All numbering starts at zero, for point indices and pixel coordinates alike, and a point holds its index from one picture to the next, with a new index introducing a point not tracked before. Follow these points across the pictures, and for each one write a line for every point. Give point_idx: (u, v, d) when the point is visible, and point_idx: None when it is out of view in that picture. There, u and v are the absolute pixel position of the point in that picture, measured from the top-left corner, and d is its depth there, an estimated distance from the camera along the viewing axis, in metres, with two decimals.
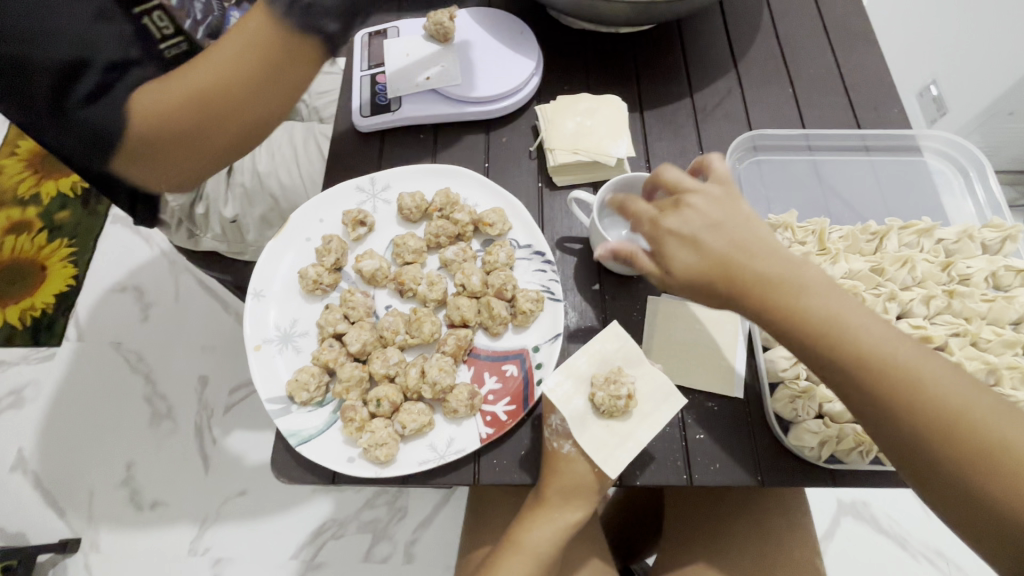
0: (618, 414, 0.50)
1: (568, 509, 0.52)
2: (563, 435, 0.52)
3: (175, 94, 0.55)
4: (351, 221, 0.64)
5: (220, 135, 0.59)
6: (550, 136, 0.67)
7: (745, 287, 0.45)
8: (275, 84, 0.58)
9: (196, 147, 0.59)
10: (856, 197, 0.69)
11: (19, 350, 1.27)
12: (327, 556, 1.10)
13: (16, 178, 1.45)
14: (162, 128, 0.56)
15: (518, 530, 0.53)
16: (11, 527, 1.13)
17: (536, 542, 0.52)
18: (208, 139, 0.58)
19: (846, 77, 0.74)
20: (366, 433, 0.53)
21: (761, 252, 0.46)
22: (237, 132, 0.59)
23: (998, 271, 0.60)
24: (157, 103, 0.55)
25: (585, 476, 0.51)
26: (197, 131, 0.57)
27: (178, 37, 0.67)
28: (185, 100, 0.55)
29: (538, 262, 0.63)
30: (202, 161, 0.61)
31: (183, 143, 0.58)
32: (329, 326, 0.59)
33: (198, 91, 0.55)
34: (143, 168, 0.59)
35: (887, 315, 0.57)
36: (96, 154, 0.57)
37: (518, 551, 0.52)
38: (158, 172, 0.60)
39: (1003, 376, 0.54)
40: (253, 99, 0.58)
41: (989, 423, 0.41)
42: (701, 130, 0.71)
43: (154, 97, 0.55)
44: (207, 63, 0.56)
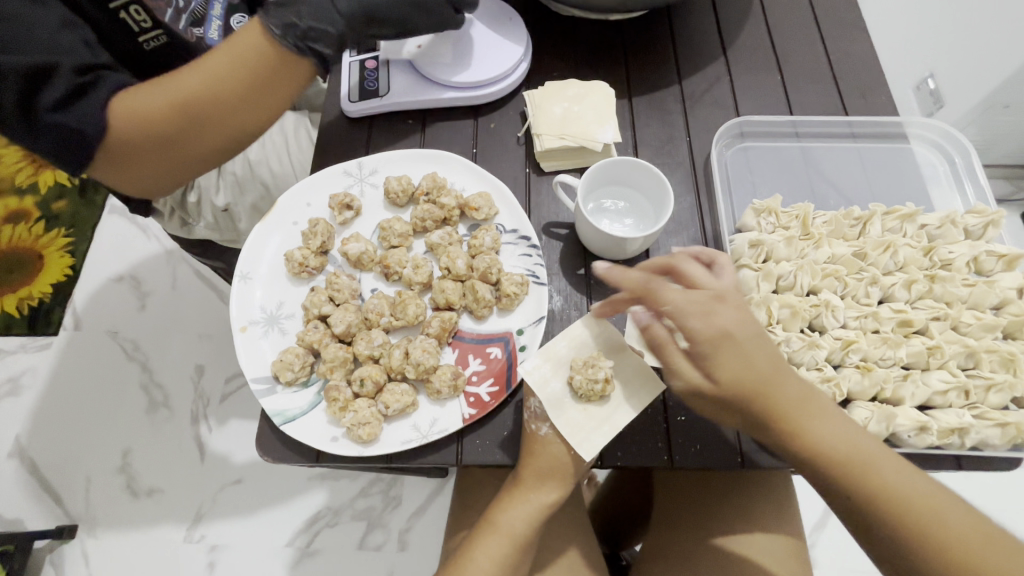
0: (594, 398, 0.50)
1: (545, 491, 0.53)
2: (541, 417, 0.52)
3: (163, 98, 0.55)
4: (337, 205, 0.64)
5: (202, 144, 0.59)
6: (538, 121, 0.68)
7: (775, 413, 0.45)
8: (263, 100, 0.59)
9: (183, 148, 0.58)
10: (842, 183, 0.69)
11: (17, 339, 1.28)
12: (321, 544, 1.11)
13: (13, 166, 1.45)
14: (139, 132, 0.55)
15: (495, 511, 0.54)
16: (8, 513, 1.14)
17: (515, 524, 0.53)
18: (188, 145, 0.58)
19: (835, 64, 0.74)
20: (349, 412, 0.54)
21: (789, 379, 0.46)
22: (216, 142, 0.60)
23: (980, 256, 0.60)
24: (138, 107, 0.54)
25: (561, 457, 0.52)
26: (178, 138, 0.57)
27: (158, 31, 0.67)
28: (168, 108, 0.55)
29: (524, 247, 0.63)
30: (181, 165, 0.60)
31: (171, 143, 0.57)
32: (314, 307, 0.59)
33: (183, 100, 0.55)
34: (125, 167, 0.58)
35: (869, 300, 0.59)
36: (70, 158, 0.54)
37: (495, 531, 0.53)
38: (139, 171, 0.59)
39: (982, 359, 0.55)
40: (240, 112, 0.59)
41: (950, 528, 0.42)
42: (689, 117, 0.72)
43: (144, 97, 0.55)
44: (197, 74, 0.56)
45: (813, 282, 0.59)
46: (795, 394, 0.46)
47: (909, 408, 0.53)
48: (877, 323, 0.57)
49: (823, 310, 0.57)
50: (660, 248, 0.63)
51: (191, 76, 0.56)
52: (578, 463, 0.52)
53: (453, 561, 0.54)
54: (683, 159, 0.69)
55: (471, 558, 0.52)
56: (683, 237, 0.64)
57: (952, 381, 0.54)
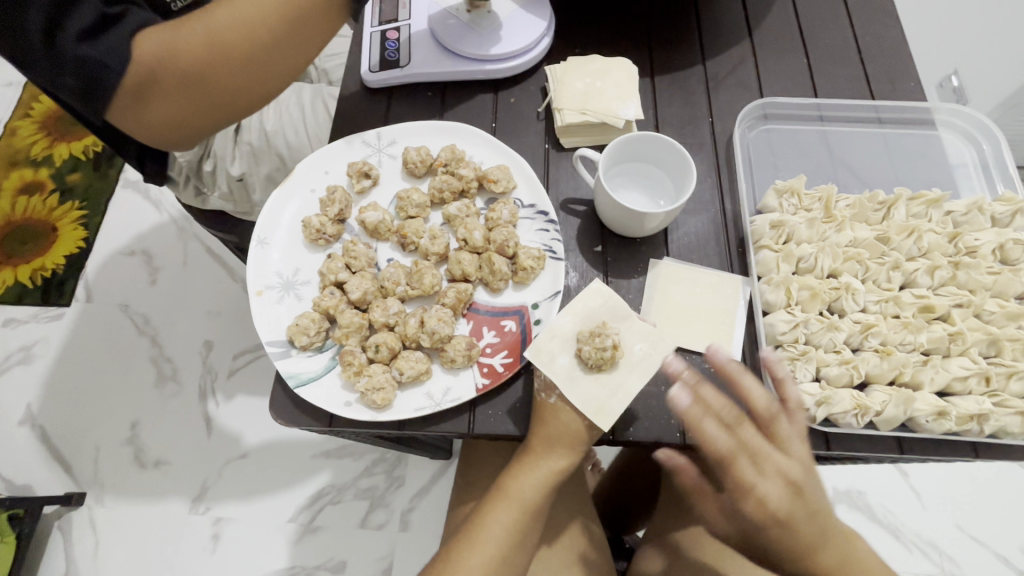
0: (605, 366, 0.51)
1: (555, 457, 0.52)
2: (550, 387, 0.52)
3: (191, 33, 0.53)
4: (355, 173, 0.64)
5: (230, 88, 0.57)
6: (559, 96, 0.67)
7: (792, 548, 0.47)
8: (295, 43, 0.58)
9: (206, 91, 0.56)
10: (865, 168, 0.68)
11: (29, 308, 1.29)
12: (324, 521, 1.12)
13: (29, 139, 1.46)
14: (172, 66, 0.53)
15: (506, 479, 0.54)
16: (18, 479, 1.15)
17: (523, 491, 0.53)
18: (219, 89, 0.57)
19: (863, 49, 0.73)
20: (364, 376, 0.54)
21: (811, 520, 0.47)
22: (246, 87, 0.58)
23: (1006, 243, 0.59)
24: (170, 44, 0.53)
25: (570, 423, 0.52)
26: (209, 80, 0.55)
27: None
28: (200, 45, 0.54)
29: (541, 222, 0.62)
30: (205, 112, 0.58)
31: (195, 83, 0.55)
32: (330, 273, 0.59)
33: (215, 39, 0.54)
34: (149, 110, 0.56)
35: (891, 285, 0.58)
36: (91, 93, 0.53)
37: (506, 498, 0.53)
38: (161, 116, 0.57)
39: (1005, 347, 0.55)
40: (271, 55, 0.57)
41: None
42: (713, 97, 0.71)
43: (169, 35, 0.53)
44: (228, 12, 0.54)
45: (834, 265, 0.58)
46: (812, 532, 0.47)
47: (928, 393, 0.53)
48: (897, 308, 0.57)
49: (843, 293, 0.57)
50: (679, 227, 0.63)
51: (221, 15, 0.54)
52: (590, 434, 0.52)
53: (462, 530, 0.53)
54: (706, 140, 0.68)
55: (481, 526, 0.52)
56: (703, 217, 0.63)
57: (973, 367, 0.54)
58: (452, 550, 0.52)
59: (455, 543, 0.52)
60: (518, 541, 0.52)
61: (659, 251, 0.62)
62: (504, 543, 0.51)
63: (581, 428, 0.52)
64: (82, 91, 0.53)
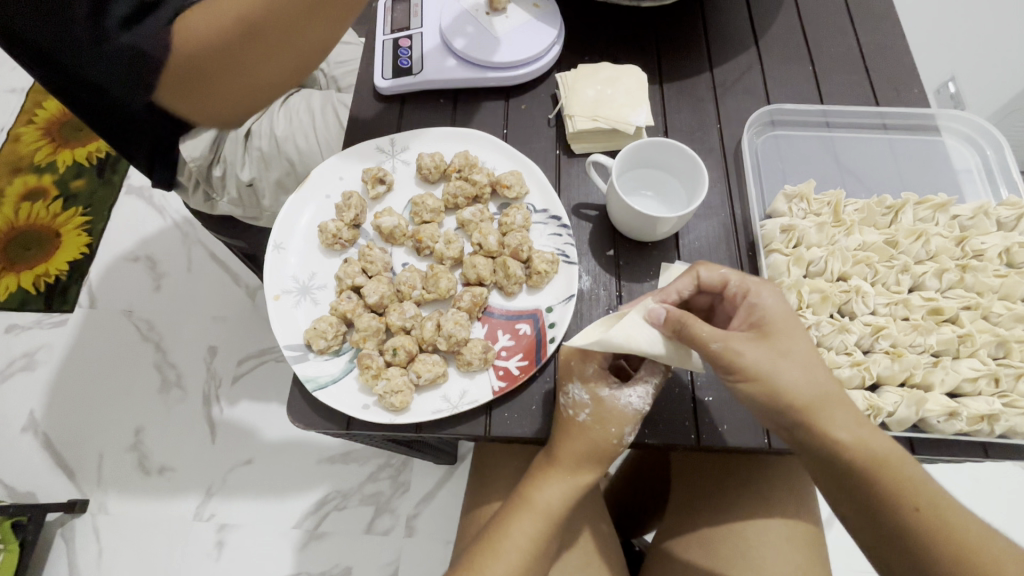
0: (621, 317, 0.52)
1: (584, 470, 0.54)
2: (581, 404, 0.52)
3: (221, 16, 0.56)
4: (371, 178, 0.65)
5: (261, 69, 0.62)
6: (570, 103, 0.68)
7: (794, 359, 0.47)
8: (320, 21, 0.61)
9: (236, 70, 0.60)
10: (871, 173, 0.69)
11: (33, 315, 1.29)
12: (330, 526, 1.12)
13: (33, 146, 1.47)
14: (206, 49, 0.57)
15: (530, 489, 0.54)
16: (21, 486, 1.15)
17: (549, 501, 0.54)
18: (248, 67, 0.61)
19: (866, 57, 0.74)
20: (382, 380, 0.54)
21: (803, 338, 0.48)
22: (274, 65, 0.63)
23: (1013, 247, 0.60)
24: (202, 30, 0.56)
25: (603, 442, 0.53)
26: (238, 65, 0.60)
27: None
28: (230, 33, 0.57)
29: (554, 227, 0.63)
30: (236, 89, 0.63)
31: (226, 64, 0.59)
32: (348, 278, 0.60)
33: (244, 22, 0.57)
34: (186, 89, 0.61)
35: (899, 287, 0.59)
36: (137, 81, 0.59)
37: (532, 509, 0.54)
38: (197, 93, 0.62)
39: (1013, 349, 0.56)
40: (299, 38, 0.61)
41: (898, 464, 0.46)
42: (720, 104, 0.72)
43: (200, 19, 0.56)
44: None
45: (844, 268, 0.59)
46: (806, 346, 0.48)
47: (938, 394, 0.54)
48: (906, 311, 0.58)
49: (853, 296, 0.58)
50: (690, 231, 0.63)
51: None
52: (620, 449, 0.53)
53: (484, 536, 0.54)
54: (714, 146, 0.69)
55: (504, 536, 0.53)
56: (713, 221, 0.64)
57: (982, 368, 0.54)
58: (474, 557, 0.53)
59: (478, 551, 0.53)
60: (540, 551, 0.53)
61: (670, 254, 0.63)
62: (529, 554, 0.52)
63: (612, 444, 0.53)
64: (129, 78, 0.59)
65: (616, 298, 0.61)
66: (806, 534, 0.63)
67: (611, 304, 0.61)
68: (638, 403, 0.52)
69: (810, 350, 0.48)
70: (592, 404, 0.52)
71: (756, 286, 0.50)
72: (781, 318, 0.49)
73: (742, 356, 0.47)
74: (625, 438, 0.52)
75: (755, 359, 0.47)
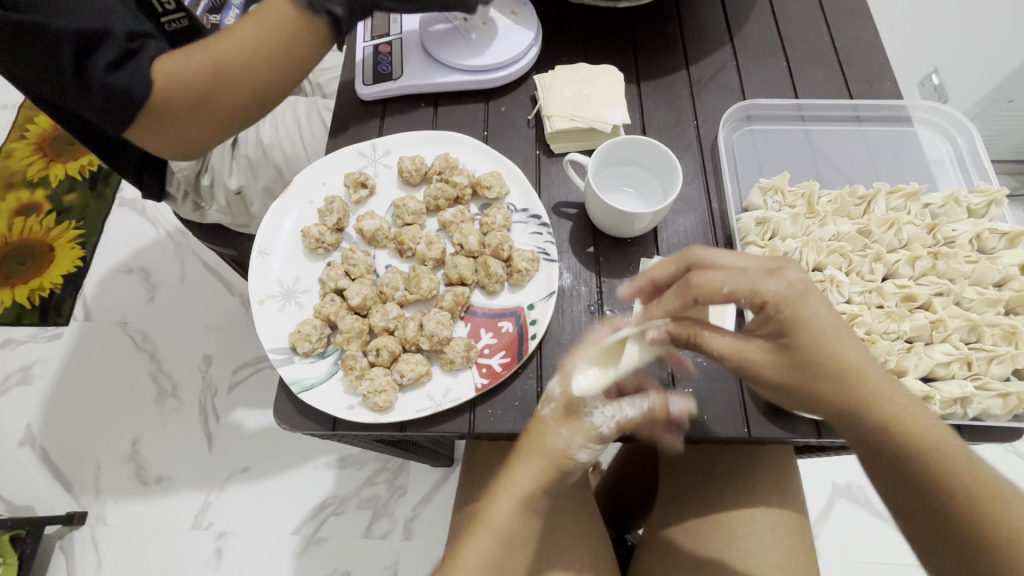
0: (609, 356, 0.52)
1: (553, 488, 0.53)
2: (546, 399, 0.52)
3: (192, 65, 0.55)
4: (353, 183, 0.66)
5: (205, 130, 0.60)
6: (548, 104, 0.69)
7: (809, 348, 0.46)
8: (288, 65, 0.59)
9: (207, 115, 0.58)
10: (847, 164, 0.71)
11: (28, 329, 1.30)
12: (328, 532, 1.12)
13: (26, 160, 1.48)
14: (179, 94, 0.56)
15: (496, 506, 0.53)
16: (19, 500, 1.15)
17: (504, 518, 0.50)
18: (220, 111, 0.58)
19: (840, 51, 0.75)
20: (365, 380, 0.55)
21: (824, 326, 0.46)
22: (225, 128, 0.61)
23: (983, 233, 0.62)
24: (163, 75, 0.55)
25: (554, 443, 0.50)
26: (192, 119, 0.58)
27: (180, 13, 0.67)
28: (181, 93, 0.56)
29: (535, 225, 0.64)
30: (206, 134, 0.60)
31: (197, 110, 0.57)
32: (331, 281, 0.61)
33: (215, 68, 0.56)
34: (157, 137, 0.59)
35: (874, 276, 0.60)
36: (115, 121, 0.56)
37: (486, 525, 0.50)
38: (170, 141, 0.60)
39: (984, 332, 0.57)
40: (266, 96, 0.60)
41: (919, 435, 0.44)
42: (696, 100, 0.73)
43: (176, 65, 0.55)
44: (226, 43, 0.56)
45: (819, 258, 0.61)
46: (827, 332, 0.46)
47: (913, 379, 0.55)
48: (881, 298, 0.59)
49: (828, 286, 0.59)
50: (668, 226, 0.64)
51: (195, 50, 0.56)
52: (573, 459, 0.51)
53: None
54: (691, 142, 0.70)
55: None
56: (690, 216, 0.65)
57: (955, 353, 0.56)
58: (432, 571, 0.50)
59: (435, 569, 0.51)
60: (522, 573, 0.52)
61: (649, 249, 0.64)
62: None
63: (559, 446, 0.50)
64: (108, 118, 0.55)
65: (596, 294, 0.62)
66: (790, 520, 0.64)
67: (592, 301, 0.62)
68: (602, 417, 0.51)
69: (841, 351, 0.46)
70: (560, 399, 0.52)
71: (768, 290, 0.47)
72: (805, 321, 0.46)
73: (751, 368, 0.48)
74: (578, 455, 0.51)
75: (765, 370, 0.48)
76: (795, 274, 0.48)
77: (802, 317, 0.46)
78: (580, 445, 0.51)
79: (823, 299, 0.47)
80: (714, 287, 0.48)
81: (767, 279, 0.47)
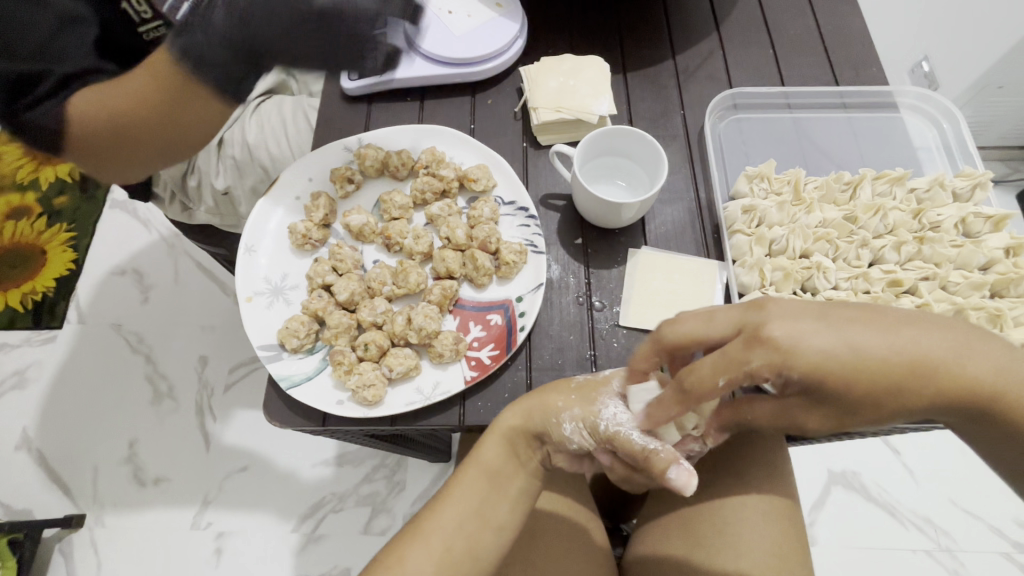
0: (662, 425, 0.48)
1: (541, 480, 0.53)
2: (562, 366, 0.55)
3: (101, 107, 0.51)
4: (338, 178, 0.65)
5: (134, 163, 0.57)
6: (534, 96, 0.69)
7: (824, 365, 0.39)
8: (189, 115, 0.53)
9: (125, 153, 0.55)
10: (834, 150, 0.71)
11: (21, 333, 1.29)
12: (327, 529, 1.13)
13: (15, 163, 1.46)
14: (88, 133, 0.52)
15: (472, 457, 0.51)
16: (17, 504, 1.15)
17: (489, 453, 0.50)
18: (137, 153, 0.55)
19: (826, 38, 0.75)
20: (354, 375, 0.55)
21: (827, 333, 0.39)
22: (157, 161, 0.57)
23: (968, 217, 0.62)
24: (73, 108, 0.51)
25: (553, 402, 0.50)
26: (111, 157, 0.55)
27: (158, 22, 0.63)
28: (94, 132, 0.52)
29: (522, 217, 0.64)
30: (132, 169, 0.58)
31: (114, 148, 0.54)
32: (318, 276, 0.61)
33: (120, 116, 0.52)
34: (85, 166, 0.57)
35: (860, 261, 0.61)
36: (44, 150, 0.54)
37: (474, 461, 0.51)
38: (102, 170, 0.58)
39: (970, 315, 0.57)
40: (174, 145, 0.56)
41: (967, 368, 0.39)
42: (683, 90, 0.73)
43: (90, 98, 0.52)
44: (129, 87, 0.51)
45: (805, 245, 0.61)
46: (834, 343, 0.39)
47: None
48: (867, 284, 0.59)
49: (815, 272, 0.59)
50: (655, 216, 0.65)
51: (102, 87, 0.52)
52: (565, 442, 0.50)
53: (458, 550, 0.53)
54: (678, 133, 0.70)
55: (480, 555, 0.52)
56: (678, 206, 0.65)
57: None
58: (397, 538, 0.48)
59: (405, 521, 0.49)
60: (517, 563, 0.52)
61: (636, 240, 0.64)
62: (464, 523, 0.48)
63: (556, 406, 0.50)
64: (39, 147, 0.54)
65: (585, 285, 0.62)
66: (782, 508, 0.64)
67: (581, 292, 0.62)
68: (608, 430, 0.48)
69: (890, 373, 0.39)
70: (593, 373, 0.53)
71: (761, 365, 0.39)
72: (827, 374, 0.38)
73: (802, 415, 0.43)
74: (564, 426, 0.49)
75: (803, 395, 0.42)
76: (776, 331, 0.39)
77: (819, 368, 0.39)
78: (572, 417, 0.50)
79: (826, 327, 0.39)
80: (706, 384, 0.40)
81: (749, 353, 0.39)
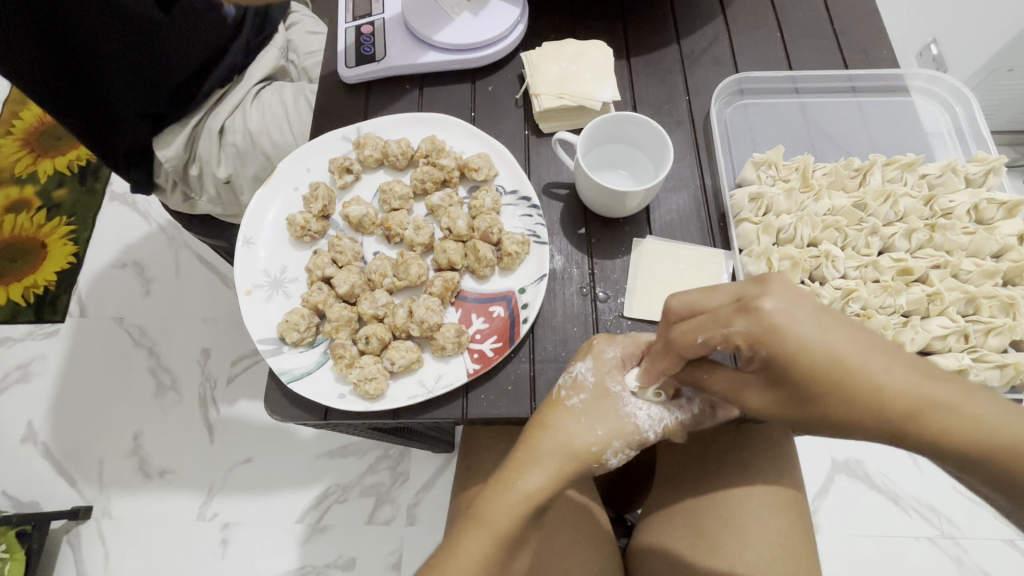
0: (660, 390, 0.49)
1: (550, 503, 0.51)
2: (576, 387, 0.50)
3: None
4: (337, 168, 0.64)
5: None
6: (537, 82, 0.67)
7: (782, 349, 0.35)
8: None
9: None
10: (843, 135, 0.69)
11: (24, 326, 1.29)
12: (332, 519, 1.13)
13: (13, 156, 1.45)
14: None
15: (481, 501, 0.47)
16: (25, 497, 1.16)
17: (505, 516, 0.45)
18: None
19: (835, 20, 0.73)
20: (355, 368, 0.55)
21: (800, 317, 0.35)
22: None
23: (981, 204, 0.61)
24: None
25: (578, 442, 0.47)
26: None
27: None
28: None
29: (525, 207, 0.63)
30: None
31: None
32: (318, 269, 0.60)
33: None
34: None
35: (870, 250, 0.60)
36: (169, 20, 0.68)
37: (485, 521, 0.45)
38: None
39: (982, 304, 0.56)
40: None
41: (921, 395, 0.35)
42: (688, 75, 0.71)
43: None
44: None
45: (814, 233, 0.60)
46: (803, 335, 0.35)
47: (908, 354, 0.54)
48: (877, 272, 0.58)
49: (823, 261, 0.58)
50: (660, 205, 0.63)
51: None
52: (602, 462, 0.48)
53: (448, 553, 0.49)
54: (683, 119, 0.69)
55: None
56: (683, 194, 0.64)
57: (952, 325, 0.55)
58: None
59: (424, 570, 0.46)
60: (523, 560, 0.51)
61: (641, 230, 0.62)
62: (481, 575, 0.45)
63: (592, 451, 0.47)
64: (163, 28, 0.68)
65: (589, 276, 0.61)
66: (789, 498, 0.64)
67: (584, 283, 0.61)
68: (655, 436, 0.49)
69: (839, 375, 0.35)
70: (592, 390, 0.50)
71: (738, 330, 0.36)
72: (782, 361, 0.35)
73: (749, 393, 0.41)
74: (609, 460, 0.48)
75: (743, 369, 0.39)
76: (768, 305, 0.35)
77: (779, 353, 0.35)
78: (616, 449, 0.48)
79: (811, 317, 0.35)
80: (688, 338, 0.39)
81: (735, 316, 0.36)
